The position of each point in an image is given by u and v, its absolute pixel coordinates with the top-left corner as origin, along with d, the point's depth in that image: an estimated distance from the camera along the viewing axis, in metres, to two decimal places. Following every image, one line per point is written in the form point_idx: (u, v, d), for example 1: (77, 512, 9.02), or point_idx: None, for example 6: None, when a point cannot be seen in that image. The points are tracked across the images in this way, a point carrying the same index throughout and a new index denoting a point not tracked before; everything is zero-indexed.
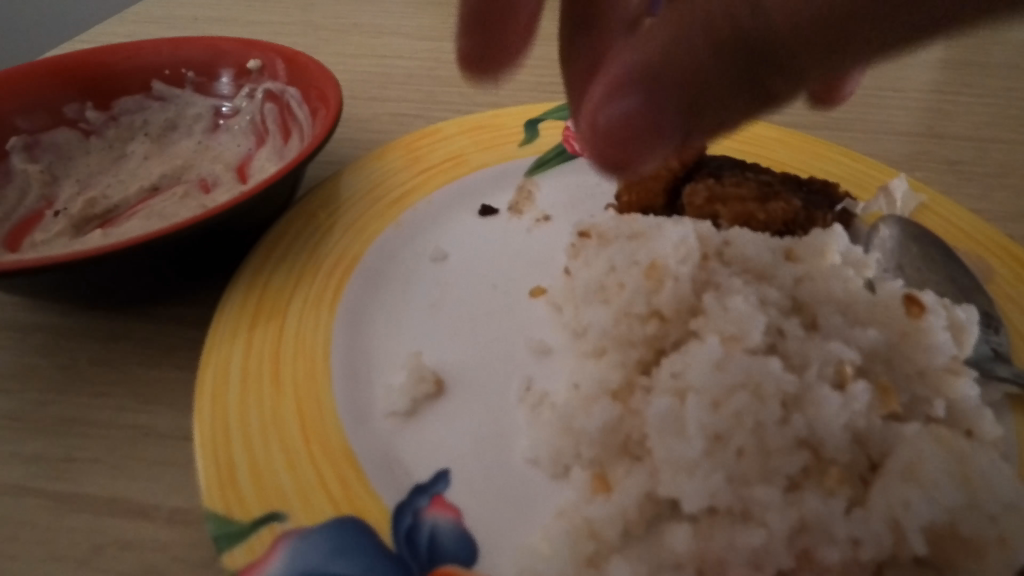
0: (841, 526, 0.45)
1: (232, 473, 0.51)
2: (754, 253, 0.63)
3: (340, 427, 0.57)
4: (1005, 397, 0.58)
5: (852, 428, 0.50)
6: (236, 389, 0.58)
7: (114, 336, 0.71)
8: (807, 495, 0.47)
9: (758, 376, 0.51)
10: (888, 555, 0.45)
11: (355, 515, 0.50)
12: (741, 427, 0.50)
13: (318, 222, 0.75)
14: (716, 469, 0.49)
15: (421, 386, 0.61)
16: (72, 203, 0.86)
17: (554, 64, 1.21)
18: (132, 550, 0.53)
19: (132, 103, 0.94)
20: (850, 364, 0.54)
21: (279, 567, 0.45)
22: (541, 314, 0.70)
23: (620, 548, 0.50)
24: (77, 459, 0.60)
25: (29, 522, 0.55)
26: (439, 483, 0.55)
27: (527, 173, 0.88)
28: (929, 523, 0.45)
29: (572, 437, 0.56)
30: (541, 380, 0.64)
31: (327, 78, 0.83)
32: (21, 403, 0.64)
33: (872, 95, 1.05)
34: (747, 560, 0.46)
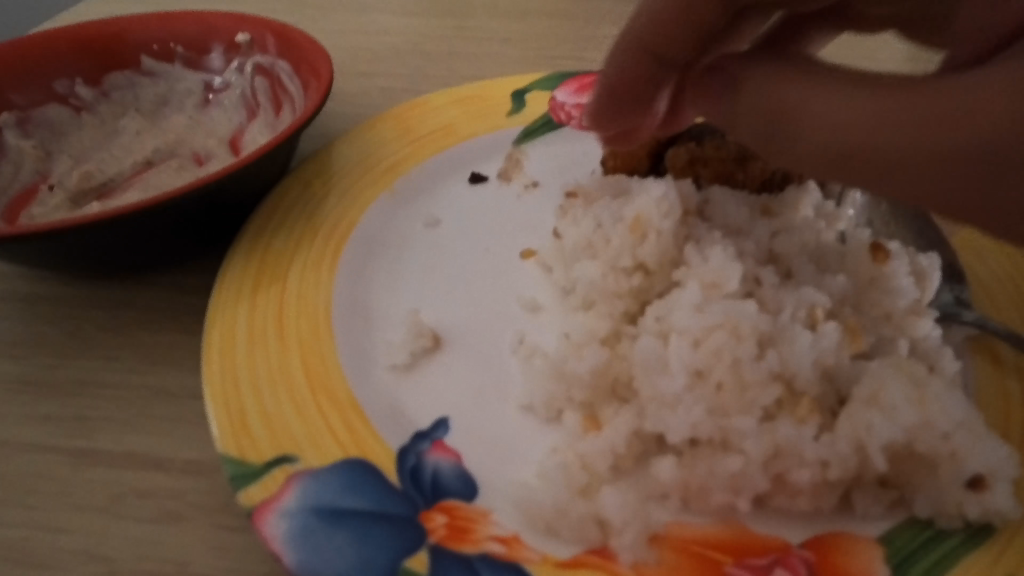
0: (811, 449, 0.51)
1: (244, 421, 0.54)
2: (733, 211, 0.67)
3: (344, 380, 0.60)
4: (967, 340, 0.62)
5: (822, 364, 0.54)
6: (243, 346, 0.60)
7: (117, 303, 0.73)
8: (780, 423, 0.53)
9: (735, 317, 0.56)
10: (852, 474, 0.50)
11: (362, 457, 0.53)
12: (720, 362, 0.55)
13: (313, 190, 0.78)
14: (697, 402, 0.54)
15: (420, 341, 0.65)
16: (67, 177, 0.88)
17: (539, 37, 1.23)
18: (150, 497, 0.56)
19: (122, 79, 0.94)
20: (822, 308, 0.58)
21: (294, 500, 0.49)
22: (532, 273, 0.73)
23: (611, 480, 0.54)
24: (90, 417, 0.62)
25: (48, 475, 0.58)
26: (440, 429, 0.58)
27: (515, 142, 0.91)
28: (889, 442, 0.50)
29: (564, 381, 0.60)
30: (534, 334, 0.68)
31: (317, 50, 0.85)
32: (32, 367, 0.67)
33: None
34: (726, 483, 0.51)
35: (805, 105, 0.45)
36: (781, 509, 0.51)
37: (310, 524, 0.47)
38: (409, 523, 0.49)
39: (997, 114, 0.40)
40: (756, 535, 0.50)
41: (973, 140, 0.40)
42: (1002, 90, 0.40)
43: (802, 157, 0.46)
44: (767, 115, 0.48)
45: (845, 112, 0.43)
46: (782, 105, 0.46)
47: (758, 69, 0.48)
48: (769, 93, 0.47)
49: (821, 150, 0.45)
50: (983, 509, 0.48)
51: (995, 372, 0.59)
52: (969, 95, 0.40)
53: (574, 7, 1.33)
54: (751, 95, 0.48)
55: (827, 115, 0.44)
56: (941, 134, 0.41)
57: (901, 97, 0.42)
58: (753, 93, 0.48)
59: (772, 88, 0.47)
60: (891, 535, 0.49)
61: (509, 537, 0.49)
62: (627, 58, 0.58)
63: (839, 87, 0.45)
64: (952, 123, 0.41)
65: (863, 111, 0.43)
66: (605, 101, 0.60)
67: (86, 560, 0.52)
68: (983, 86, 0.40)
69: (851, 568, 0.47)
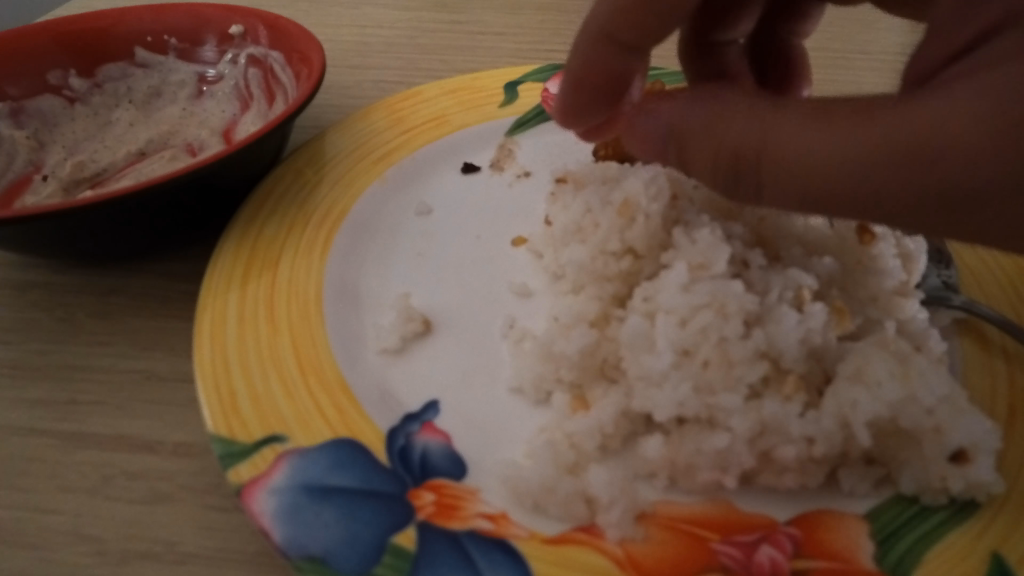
0: (796, 426, 0.51)
1: (233, 401, 0.54)
2: (721, 195, 0.67)
3: (334, 362, 0.60)
4: (953, 322, 0.62)
5: (808, 343, 0.55)
6: (233, 329, 0.60)
7: (109, 291, 0.73)
8: (766, 401, 0.53)
9: (722, 297, 0.57)
10: (837, 451, 0.51)
11: (351, 437, 0.54)
12: (707, 341, 0.56)
13: (305, 178, 0.78)
14: (683, 379, 0.55)
15: (410, 326, 0.65)
16: (60, 167, 0.88)
17: (533, 31, 1.24)
18: (140, 479, 0.56)
19: (116, 71, 0.95)
20: (809, 289, 0.58)
21: (282, 478, 0.49)
22: (523, 261, 0.74)
23: (599, 459, 0.54)
24: (81, 402, 0.62)
25: (39, 458, 0.58)
26: (430, 411, 0.58)
27: (507, 133, 0.91)
28: (873, 418, 0.50)
29: (553, 362, 0.60)
30: (523, 319, 0.68)
31: (309, 39, 0.85)
32: (22, 352, 0.67)
33: (839, 57, 1.10)
34: (713, 460, 0.52)
35: (767, 148, 0.44)
36: (769, 487, 0.52)
37: (298, 501, 0.48)
38: (397, 501, 0.49)
39: (972, 145, 0.39)
40: (743, 513, 0.50)
41: (949, 175, 0.40)
42: (975, 115, 0.39)
43: (771, 198, 0.46)
44: (726, 160, 0.47)
45: (815, 146, 0.42)
46: (741, 153, 0.46)
47: (705, 113, 0.47)
48: (722, 143, 0.46)
49: (789, 193, 0.45)
50: (967, 483, 0.48)
51: (981, 352, 0.60)
52: (941, 125, 0.39)
53: (567, 2, 1.34)
54: (703, 141, 0.48)
55: (797, 155, 0.43)
56: (911, 170, 0.40)
57: (870, 129, 0.41)
58: (708, 138, 0.47)
59: (727, 134, 0.46)
60: (878, 511, 0.49)
61: (497, 515, 0.49)
62: (591, 47, 0.56)
63: (803, 123, 0.43)
64: (925, 162, 0.40)
65: (830, 153, 0.42)
66: (573, 96, 0.57)
67: (74, 540, 0.52)
68: (952, 114, 0.39)
69: (836, 542, 0.47)
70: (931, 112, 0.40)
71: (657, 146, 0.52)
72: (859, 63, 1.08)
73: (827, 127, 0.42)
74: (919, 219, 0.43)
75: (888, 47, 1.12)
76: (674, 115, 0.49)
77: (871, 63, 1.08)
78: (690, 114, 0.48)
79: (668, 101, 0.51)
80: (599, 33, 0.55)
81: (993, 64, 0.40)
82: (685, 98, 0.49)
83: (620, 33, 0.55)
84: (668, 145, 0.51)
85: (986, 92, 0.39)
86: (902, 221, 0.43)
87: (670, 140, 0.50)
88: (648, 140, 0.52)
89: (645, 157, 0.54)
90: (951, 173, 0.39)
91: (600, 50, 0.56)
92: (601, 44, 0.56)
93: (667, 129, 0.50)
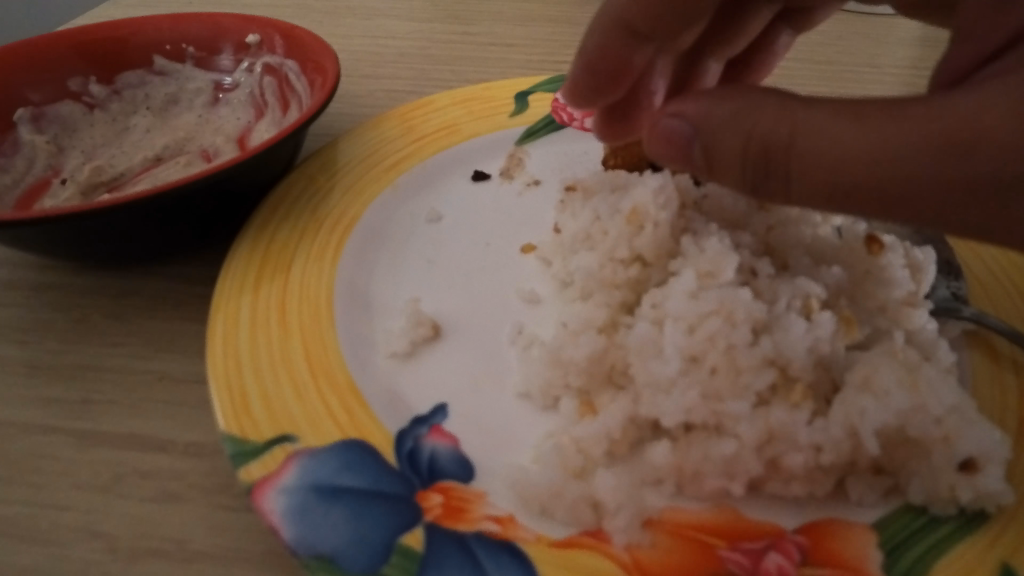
0: (804, 434, 0.51)
1: (245, 401, 0.55)
2: (729, 204, 0.68)
3: (344, 364, 0.61)
4: (963, 334, 0.62)
5: (816, 352, 0.55)
6: (246, 330, 0.61)
7: (123, 293, 0.74)
8: (774, 408, 0.54)
9: (729, 304, 0.57)
10: (846, 460, 0.51)
11: (360, 439, 0.54)
12: (714, 347, 0.56)
13: (318, 184, 0.79)
14: (691, 385, 0.55)
15: (420, 330, 0.66)
16: (79, 172, 0.90)
17: (543, 44, 1.26)
18: (150, 478, 0.57)
19: (134, 78, 0.97)
20: (816, 298, 0.58)
21: (292, 478, 0.49)
22: (532, 268, 0.75)
23: (606, 465, 0.55)
24: (94, 401, 0.63)
25: (52, 456, 0.59)
26: (438, 415, 0.59)
27: (518, 142, 0.92)
28: (881, 426, 0.50)
29: (561, 368, 0.61)
30: (531, 325, 0.69)
31: (324, 50, 0.87)
32: (38, 352, 0.68)
33: (848, 71, 1.11)
34: (720, 467, 0.52)
35: (801, 135, 0.45)
36: (776, 496, 0.52)
37: (308, 500, 0.48)
38: (405, 502, 0.49)
39: (1005, 136, 0.40)
40: (750, 521, 0.50)
41: (984, 165, 0.41)
42: (1006, 108, 0.40)
43: (803, 191, 0.46)
44: (757, 150, 0.47)
45: (851, 136, 0.43)
46: (775, 142, 0.46)
47: (733, 108, 0.48)
48: (752, 132, 0.47)
49: (823, 181, 0.45)
50: (976, 492, 0.48)
51: (991, 364, 0.59)
52: (975, 117, 0.41)
53: (577, 15, 1.36)
54: (730, 130, 0.48)
55: (834, 145, 0.44)
56: (948, 159, 0.41)
57: (902, 123, 0.42)
58: (736, 131, 0.48)
59: (757, 125, 0.47)
60: (886, 522, 0.49)
61: (504, 518, 0.50)
62: (609, 37, 0.74)
63: (836, 113, 0.45)
64: (965, 153, 0.41)
65: (867, 140, 0.43)
66: (586, 78, 0.76)
67: (86, 538, 0.53)
68: (983, 108, 0.41)
69: (844, 551, 0.47)
70: (962, 106, 0.42)
71: (678, 145, 0.52)
72: (869, 77, 1.09)
73: (859, 119, 0.44)
74: (953, 211, 0.43)
75: (898, 62, 1.13)
76: (699, 108, 0.50)
77: (880, 77, 1.09)
78: (716, 109, 0.49)
79: (689, 100, 0.51)
80: (619, 19, 0.73)
81: (1012, 70, 0.43)
82: (710, 96, 0.50)
83: (637, 26, 0.73)
84: (691, 142, 0.51)
85: (1010, 92, 0.41)
86: (935, 212, 0.43)
87: (694, 136, 0.50)
88: (670, 141, 0.51)
89: (659, 161, 0.54)
90: (987, 164, 0.41)
91: (618, 36, 0.74)
92: (618, 32, 0.74)
93: (690, 127, 0.50)
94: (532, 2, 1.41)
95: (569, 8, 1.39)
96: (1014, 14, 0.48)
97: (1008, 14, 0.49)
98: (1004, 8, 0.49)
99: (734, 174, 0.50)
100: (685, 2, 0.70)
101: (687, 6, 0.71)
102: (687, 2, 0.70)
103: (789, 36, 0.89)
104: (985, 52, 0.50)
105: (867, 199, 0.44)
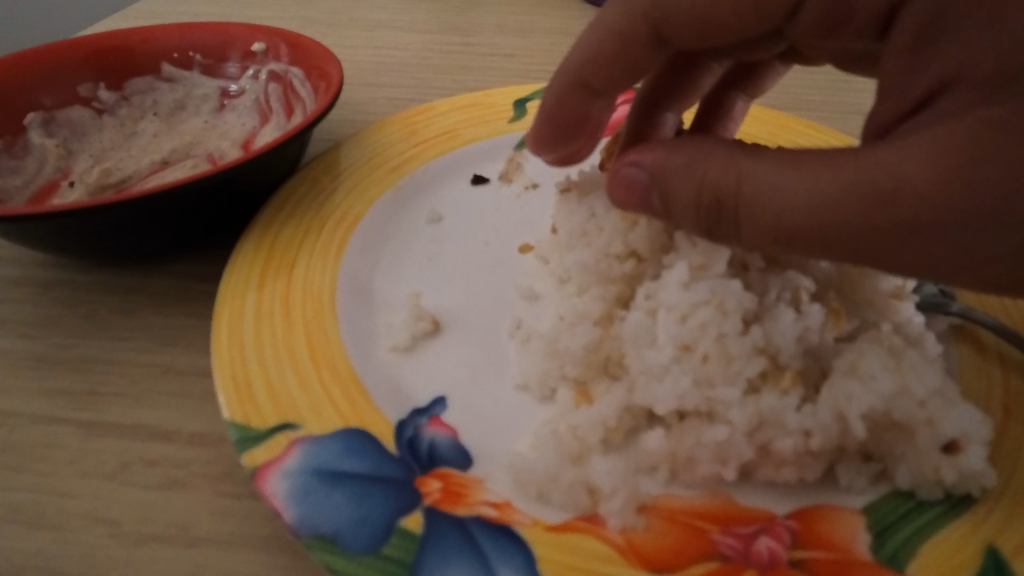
0: (793, 418, 0.53)
1: (250, 389, 0.56)
2: None
3: (346, 356, 0.62)
4: (950, 327, 0.64)
5: (805, 341, 0.57)
6: (250, 322, 0.63)
7: (131, 289, 0.76)
8: (764, 395, 0.55)
9: (720, 294, 0.58)
10: (834, 444, 0.52)
11: (361, 426, 0.55)
12: (706, 336, 0.58)
13: (321, 185, 0.81)
14: (683, 373, 0.57)
15: (420, 324, 0.67)
16: (87, 174, 0.92)
17: (542, 55, 1.29)
18: (156, 466, 0.58)
19: (143, 84, 0.99)
20: (806, 290, 0.59)
21: (296, 462, 0.51)
22: (530, 266, 0.77)
23: (602, 452, 0.56)
24: (102, 393, 0.65)
25: (60, 445, 0.60)
26: (438, 406, 0.60)
27: (517, 147, 0.94)
28: (869, 410, 0.52)
29: (558, 358, 0.63)
30: (529, 320, 0.70)
31: (328, 56, 0.89)
32: (47, 346, 0.69)
33: (839, 80, 1.14)
34: (713, 453, 0.53)
35: (750, 183, 0.46)
36: (767, 481, 0.53)
37: (310, 483, 0.49)
38: (405, 487, 0.50)
39: (928, 187, 0.41)
40: (742, 506, 0.51)
41: (912, 214, 0.42)
42: (930, 160, 0.42)
43: (752, 235, 0.47)
44: (708, 201, 0.48)
45: (790, 185, 0.44)
46: (725, 191, 0.47)
47: (687, 156, 0.49)
48: (704, 180, 0.48)
49: (769, 227, 0.46)
50: (960, 474, 0.49)
51: (978, 357, 0.61)
52: (901, 169, 0.42)
53: (575, 27, 1.39)
54: (684, 180, 0.49)
55: (775, 193, 0.45)
56: (878, 209, 0.42)
57: (836, 171, 0.43)
58: (689, 179, 0.48)
59: (708, 174, 0.47)
60: (875, 506, 0.50)
61: (502, 502, 0.51)
62: (564, 90, 0.65)
63: (778, 162, 0.46)
64: (897, 201, 0.42)
65: (805, 189, 0.44)
66: (545, 126, 0.67)
67: (92, 523, 0.54)
68: (910, 160, 0.42)
69: (833, 533, 0.48)
70: (890, 156, 0.43)
71: (639, 192, 0.53)
72: (860, 85, 1.12)
73: (798, 169, 0.45)
74: (889, 257, 0.44)
75: None
76: (655, 157, 0.51)
77: (871, 85, 1.11)
78: (670, 158, 0.49)
79: (648, 148, 0.52)
80: (573, 76, 0.64)
81: (936, 120, 0.44)
82: (664, 146, 0.51)
83: (591, 82, 0.64)
84: (650, 189, 0.52)
85: (934, 145, 0.42)
86: (876, 257, 0.44)
87: (652, 184, 0.51)
88: (631, 187, 0.53)
89: (623, 205, 0.55)
90: (914, 213, 0.42)
91: (572, 94, 0.65)
92: (573, 88, 0.64)
93: (649, 174, 0.51)
94: (531, 15, 1.45)
95: (567, 21, 1.42)
96: (931, 66, 0.46)
97: (927, 64, 0.46)
98: (916, 64, 0.47)
99: (691, 220, 0.50)
100: (634, 61, 0.61)
101: (637, 62, 0.61)
102: (637, 60, 0.61)
103: (746, 101, 0.80)
104: (908, 104, 0.48)
105: (809, 242, 0.45)
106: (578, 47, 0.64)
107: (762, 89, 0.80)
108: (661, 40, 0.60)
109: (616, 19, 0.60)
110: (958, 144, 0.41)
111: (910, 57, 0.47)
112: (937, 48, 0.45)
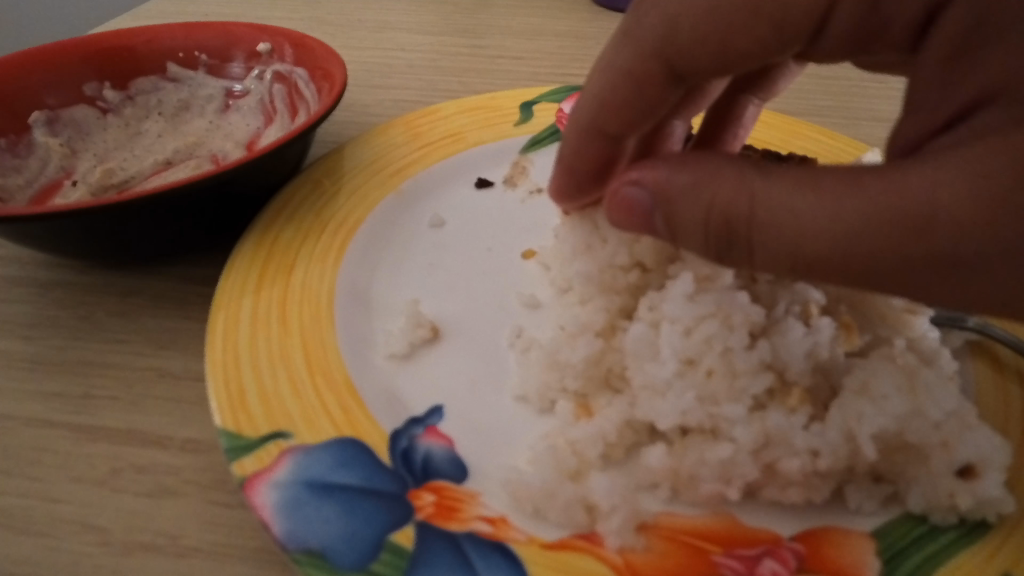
0: (801, 438, 0.51)
1: (242, 396, 0.55)
2: None
3: (342, 363, 0.61)
4: (966, 343, 0.62)
5: (814, 357, 0.55)
6: (246, 328, 0.62)
7: (131, 291, 0.75)
8: (770, 412, 0.53)
9: (726, 307, 0.57)
10: (843, 465, 0.51)
11: (355, 437, 0.54)
12: (710, 350, 0.56)
13: (323, 188, 0.80)
14: (687, 388, 0.55)
15: (419, 331, 0.66)
16: (90, 174, 0.92)
17: (551, 58, 1.28)
18: (147, 472, 0.57)
19: (147, 84, 0.99)
20: (816, 304, 0.58)
21: (286, 473, 0.49)
22: (532, 273, 0.76)
23: (601, 468, 0.54)
24: (95, 396, 0.64)
25: (52, 448, 0.59)
26: (434, 416, 0.59)
27: (522, 151, 0.93)
28: (880, 431, 0.50)
29: (558, 370, 0.61)
30: (531, 329, 0.69)
31: (332, 58, 0.88)
32: (42, 348, 0.69)
33: (856, 86, 1.11)
34: (717, 472, 0.51)
35: (762, 209, 0.44)
36: (773, 502, 0.51)
37: (300, 496, 0.48)
38: (397, 501, 0.49)
39: (963, 213, 0.39)
40: (747, 527, 0.49)
41: (946, 244, 0.40)
42: (959, 185, 0.40)
43: (766, 261, 0.45)
44: (718, 223, 0.46)
45: (809, 209, 0.42)
46: (736, 214, 0.45)
47: (693, 176, 0.47)
48: (714, 202, 0.46)
49: (785, 254, 0.44)
50: (976, 500, 0.47)
51: (995, 374, 0.59)
52: (931, 194, 0.40)
53: (585, 30, 1.38)
54: (691, 203, 0.47)
55: (793, 218, 0.43)
56: (909, 237, 0.40)
57: (860, 195, 0.41)
58: (697, 202, 0.46)
59: (718, 197, 0.45)
60: (884, 530, 0.48)
61: (497, 518, 0.49)
62: (582, 140, 0.64)
63: (795, 184, 0.43)
64: (922, 230, 0.40)
65: (825, 214, 0.42)
66: (565, 178, 0.67)
67: (80, 530, 0.53)
68: (938, 185, 0.40)
69: (841, 557, 0.46)
70: (917, 180, 0.41)
71: (641, 212, 0.51)
72: (878, 91, 1.10)
73: (818, 190, 0.42)
74: (917, 289, 0.42)
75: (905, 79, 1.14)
76: (659, 176, 0.49)
77: (889, 91, 1.09)
78: (674, 177, 0.47)
79: (651, 165, 0.50)
80: (589, 126, 0.63)
81: (967, 141, 0.42)
82: (667, 164, 0.49)
83: (608, 126, 0.63)
84: (654, 211, 0.50)
85: (965, 170, 0.40)
86: (902, 287, 0.42)
87: (656, 206, 0.49)
88: (631, 208, 0.51)
89: (623, 226, 0.53)
90: (947, 243, 0.40)
91: (591, 142, 0.64)
92: (590, 137, 0.64)
93: (652, 195, 0.49)
94: (540, 17, 1.44)
95: (577, 24, 1.41)
96: (967, 80, 0.45)
97: (960, 77, 0.45)
98: (950, 77, 0.46)
99: (699, 245, 0.48)
100: (651, 99, 0.59)
101: (653, 101, 0.59)
102: (652, 97, 0.59)
103: (758, 104, 0.78)
104: (938, 120, 0.47)
105: (830, 271, 0.43)
106: (588, 91, 0.62)
107: (773, 91, 0.78)
108: (676, 77, 0.57)
109: (625, 60, 0.58)
110: (992, 169, 0.39)
111: (944, 69, 0.47)
112: (973, 63, 0.45)
